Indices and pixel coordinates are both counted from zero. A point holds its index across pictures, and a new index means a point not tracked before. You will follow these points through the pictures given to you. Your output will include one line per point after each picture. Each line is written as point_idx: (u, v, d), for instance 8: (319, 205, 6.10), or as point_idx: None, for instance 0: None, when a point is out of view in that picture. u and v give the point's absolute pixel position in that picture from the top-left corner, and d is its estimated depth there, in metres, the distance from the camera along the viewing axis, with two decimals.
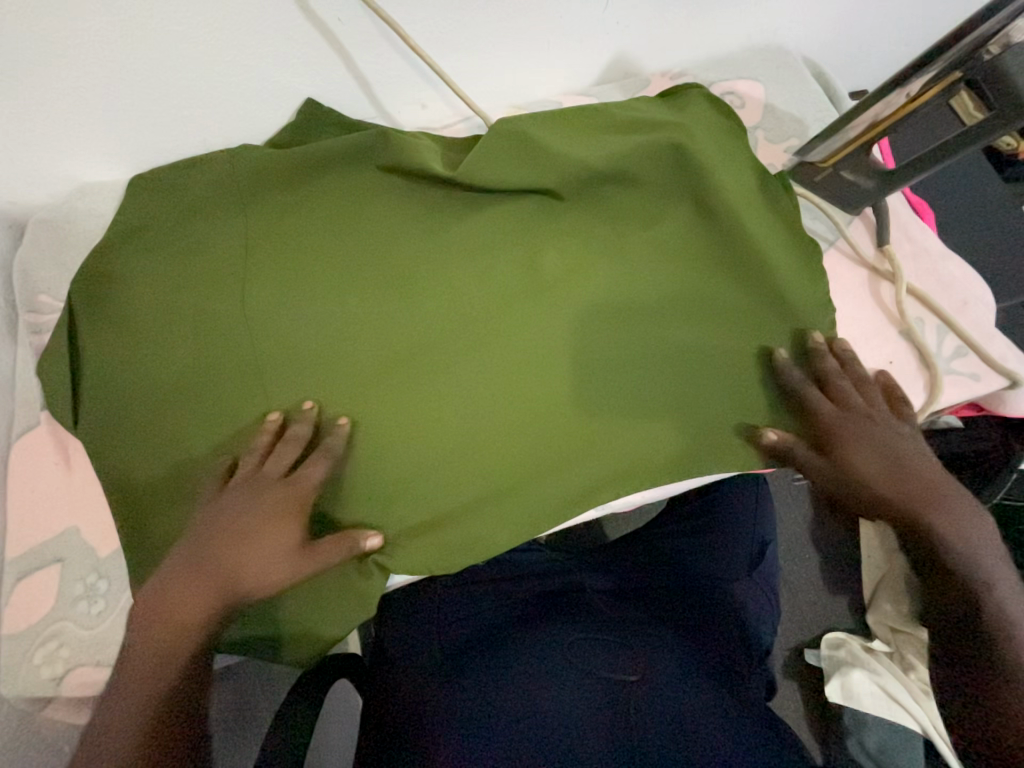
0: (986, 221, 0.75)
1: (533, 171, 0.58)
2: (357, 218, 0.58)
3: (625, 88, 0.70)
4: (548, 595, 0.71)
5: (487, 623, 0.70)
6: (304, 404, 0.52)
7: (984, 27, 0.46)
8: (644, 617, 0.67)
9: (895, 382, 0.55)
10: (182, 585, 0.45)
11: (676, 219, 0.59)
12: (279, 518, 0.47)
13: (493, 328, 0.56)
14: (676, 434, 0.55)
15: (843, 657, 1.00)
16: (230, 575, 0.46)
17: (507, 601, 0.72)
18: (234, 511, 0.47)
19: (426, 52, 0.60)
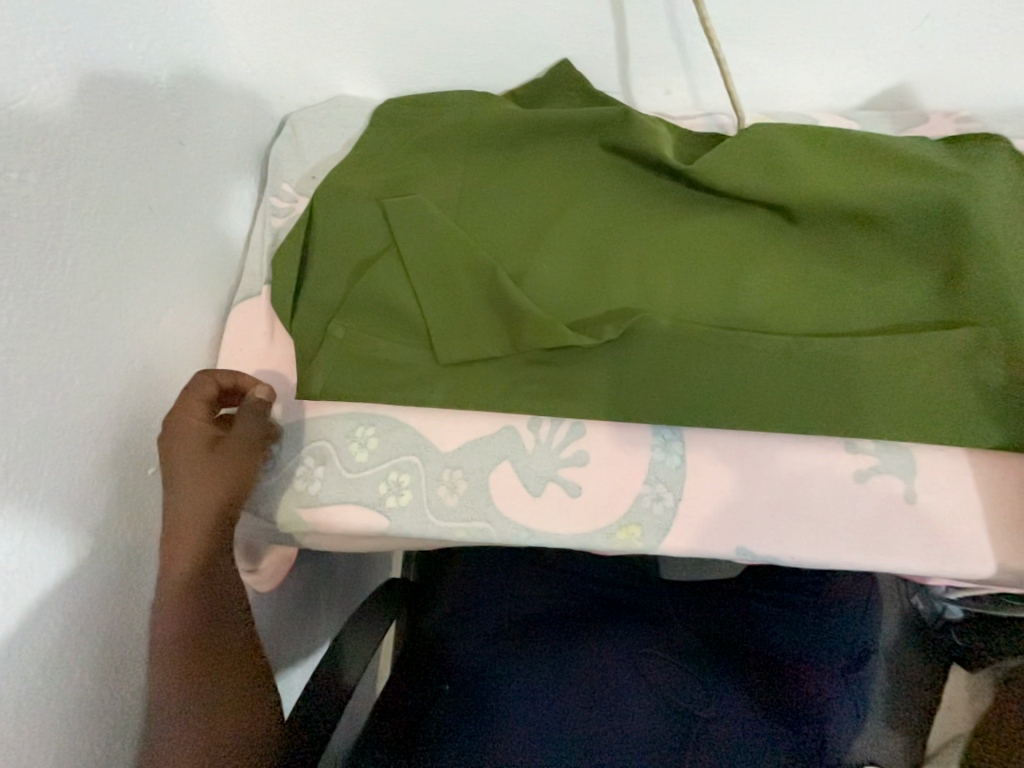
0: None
1: (770, 185, 0.55)
2: (571, 188, 0.60)
3: (897, 120, 0.62)
4: (618, 604, 0.69)
5: (555, 608, 0.68)
6: (470, 337, 0.54)
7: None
8: (717, 672, 0.62)
9: None
10: (179, 530, 0.47)
11: (915, 282, 0.53)
12: (233, 454, 0.49)
13: (674, 324, 0.53)
14: (853, 507, 0.48)
15: None
16: (194, 475, 0.47)
17: (574, 595, 0.70)
18: (171, 458, 0.47)
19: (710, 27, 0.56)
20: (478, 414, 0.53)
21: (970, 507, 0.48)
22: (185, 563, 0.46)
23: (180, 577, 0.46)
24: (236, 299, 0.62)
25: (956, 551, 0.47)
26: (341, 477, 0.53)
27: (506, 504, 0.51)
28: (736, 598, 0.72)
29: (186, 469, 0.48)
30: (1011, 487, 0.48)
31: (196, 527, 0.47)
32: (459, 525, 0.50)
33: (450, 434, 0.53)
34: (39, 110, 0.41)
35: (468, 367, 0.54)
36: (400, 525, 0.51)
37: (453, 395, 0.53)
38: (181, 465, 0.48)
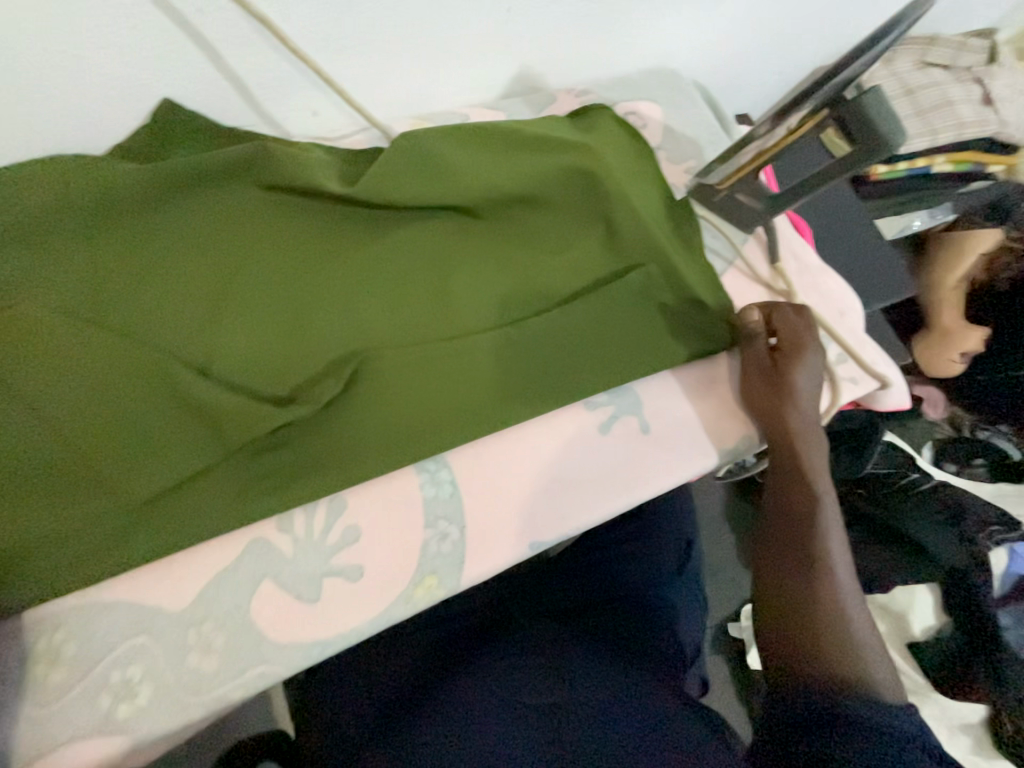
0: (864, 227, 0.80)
1: (438, 189, 0.55)
2: (235, 242, 0.52)
3: (533, 104, 0.69)
4: (480, 629, 0.65)
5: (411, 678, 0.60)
6: (158, 461, 0.43)
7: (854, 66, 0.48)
8: (583, 638, 0.62)
9: (790, 339, 0.56)
10: None
11: (588, 243, 0.59)
12: None
13: (396, 355, 0.50)
14: (607, 458, 0.53)
15: None
16: None
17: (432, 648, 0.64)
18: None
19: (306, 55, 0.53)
20: (209, 543, 0.43)
21: (687, 414, 0.57)
22: None
23: None
24: None
25: (691, 455, 0.55)
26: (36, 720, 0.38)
27: (283, 629, 0.42)
28: (584, 559, 0.76)
29: None
30: (707, 385, 0.58)
31: None
32: (232, 685, 0.41)
33: (181, 584, 0.42)
34: None
35: (171, 495, 0.43)
36: (151, 729, 0.39)
37: (163, 539, 0.42)
38: None
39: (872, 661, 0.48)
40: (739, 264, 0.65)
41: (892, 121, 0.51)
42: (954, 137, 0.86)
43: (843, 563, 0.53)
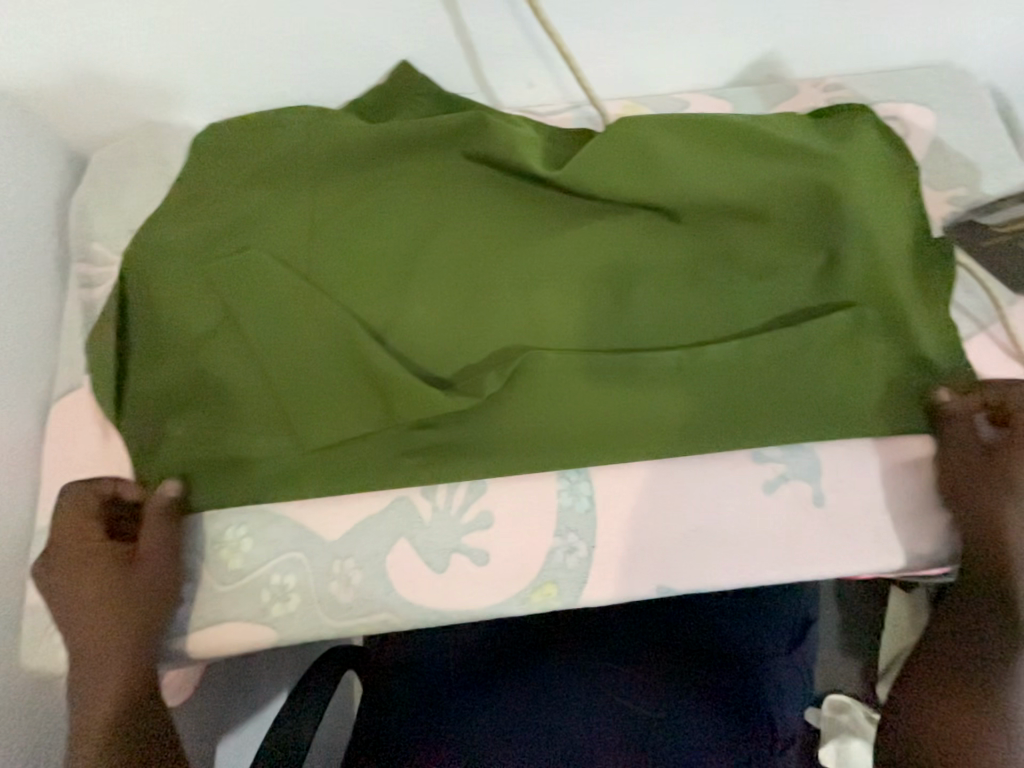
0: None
1: (645, 186, 0.51)
2: (432, 210, 0.53)
3: (767, 95, 0.59)
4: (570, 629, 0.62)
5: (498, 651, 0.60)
6: (337, 404, 0.47)
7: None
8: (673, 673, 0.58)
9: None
10: (102, 662, 0.42)
11: (803, 271, 0.50)
12: (147, 569, 0.43)
13: (562, 355, 0.48)
14: (764, 519, 0.47)
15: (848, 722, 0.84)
16: (104, 599, 0.42)
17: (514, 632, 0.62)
18: (60, 591, 0.42)
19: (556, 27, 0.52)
20: (360, 490, 0.47)
21: (876, 497, 0.48)
22: (111, 696, 0.41)
23: (106, 712, 0.41)
24: (57, 395, 0.51)
25: (868, 545, 0.47)
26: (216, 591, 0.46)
27: (411, 586, 0.45)
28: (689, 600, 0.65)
29: (93, 587, 0.42)
30: (912, 469, 0.48)
31: (118, 653, 0.42)
32: (359, 620, 0.45)
33: (336, 519, 0.47)
34: None
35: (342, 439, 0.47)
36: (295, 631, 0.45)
37: (329, 475, 0.46)
38: (87, 591, 0.42)
39: None
40: (998, 333, 0.51)
41: None
42: None
43: None
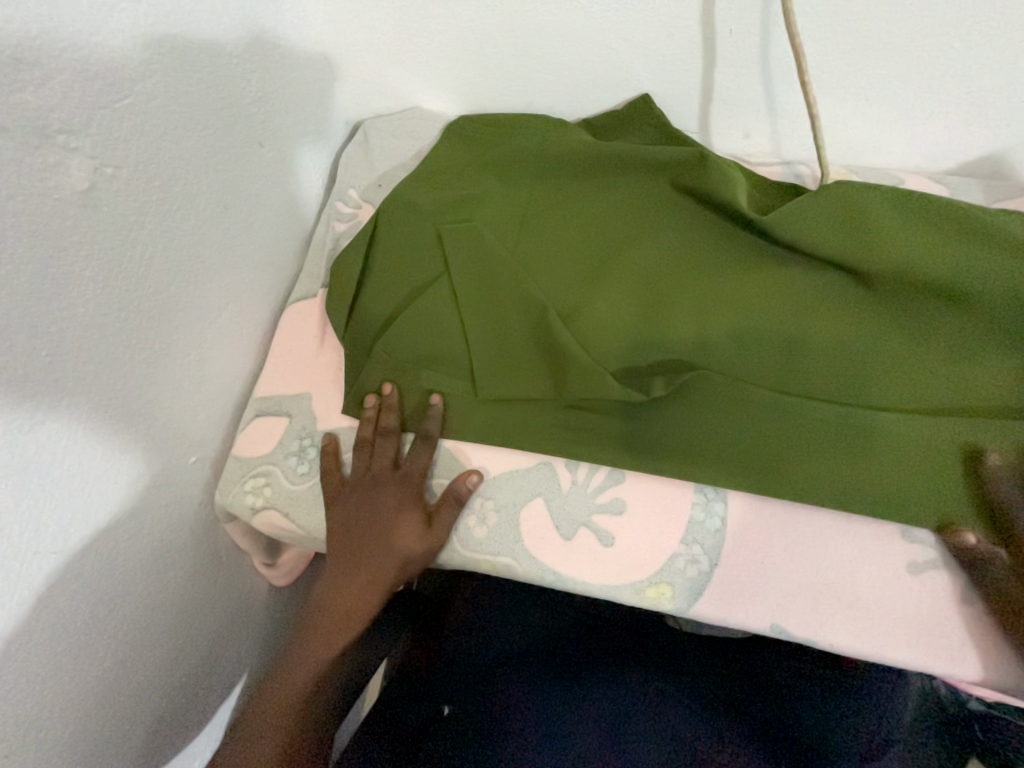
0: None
1: (849, 248, 0.53)
2: (634, 225, 0.59)
3: (989, 189, 0.59)
4: (642, 640, 0.60)
5: (561, 636, 0.60)
6: (516, 366, 0.54)
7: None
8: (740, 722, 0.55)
9: None
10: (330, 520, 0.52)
11: (999, 367, 0.49)
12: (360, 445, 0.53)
13: (728, 381, 0.51)
14: (901, 598, 0.46)
15: None
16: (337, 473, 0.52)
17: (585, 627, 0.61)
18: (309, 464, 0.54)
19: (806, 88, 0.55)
20: (515, 445, 0.52)
21: None
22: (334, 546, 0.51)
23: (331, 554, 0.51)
24: (292, 298, 0.62)
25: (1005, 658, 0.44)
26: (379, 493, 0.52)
27: (539, 543, 0.49)
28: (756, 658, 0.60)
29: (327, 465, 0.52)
30: None
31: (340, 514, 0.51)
32: (485, 557, 0.50)
33: (488, 464, 0.52)
34: (146, 96, 0.41)
35: (512, 399, 0.53)
36: (429, 547, 0.50)
37: (493, 425, 0.53)
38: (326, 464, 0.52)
39: None
40: None
41: None
42: None
43: None
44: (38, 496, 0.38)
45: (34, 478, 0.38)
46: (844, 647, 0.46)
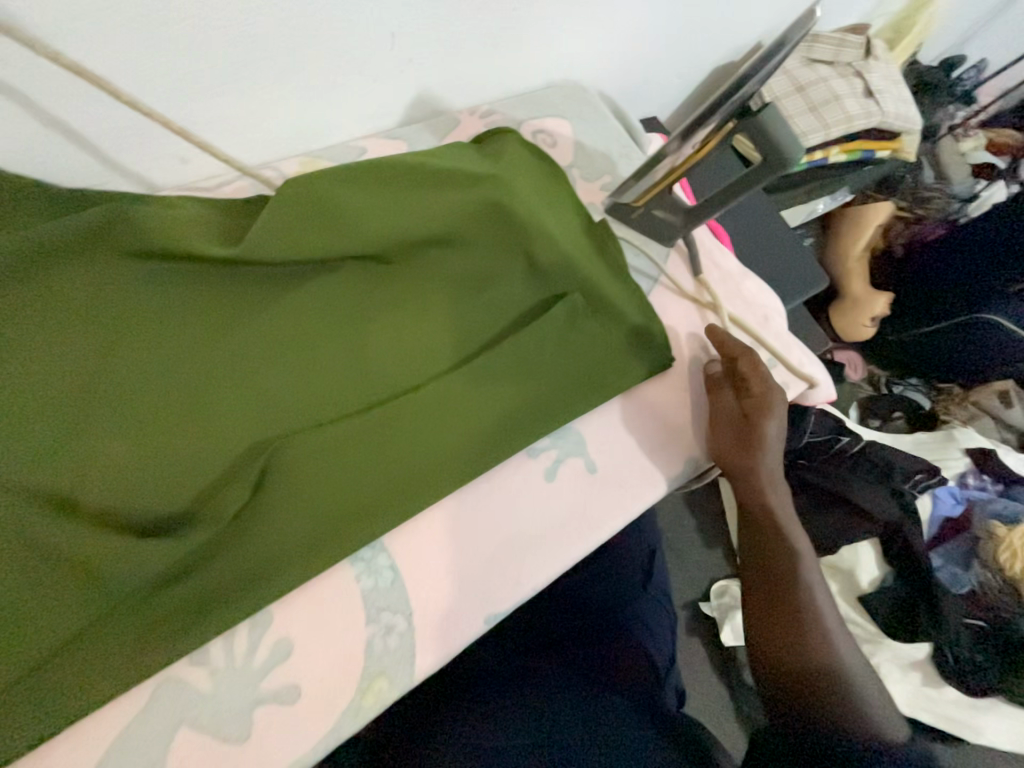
0: (774, 224, 0.82)
1: (336, 239, 0.49)
2: (89, 329, 0.44)
3: (435, 130, 0.64)
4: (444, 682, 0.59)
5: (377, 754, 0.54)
6: (24, 611, 0.36)
7: (760, 72, 0.48)
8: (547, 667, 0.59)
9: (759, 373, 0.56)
10: None
11: (511, 277, 0.55)
12: None
13: (308, 436, 0.44)
14: (556, 504, 0.50)
15: (728, 602, 1.05)
16: None
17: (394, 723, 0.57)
18: None
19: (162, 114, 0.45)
20: (97, 702, 0.36)
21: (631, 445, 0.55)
22: None
23: None
24: None
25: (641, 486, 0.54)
26: None
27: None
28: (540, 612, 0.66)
29: None
30: (645, 409, 0.57)
31: None
32: None
33: (76, 755, 0.36)
34: None
35: (50, 653, 0.36)
36: None
37: (42, 708, 0.35)
38: None
39: (863, 694, 0.50)
40: (667, 282, 0.64)
41: (792, 136, 0.51)
42: (846, 129, 0.90)
43: (827, 597, 0.55)
44: None
45: None
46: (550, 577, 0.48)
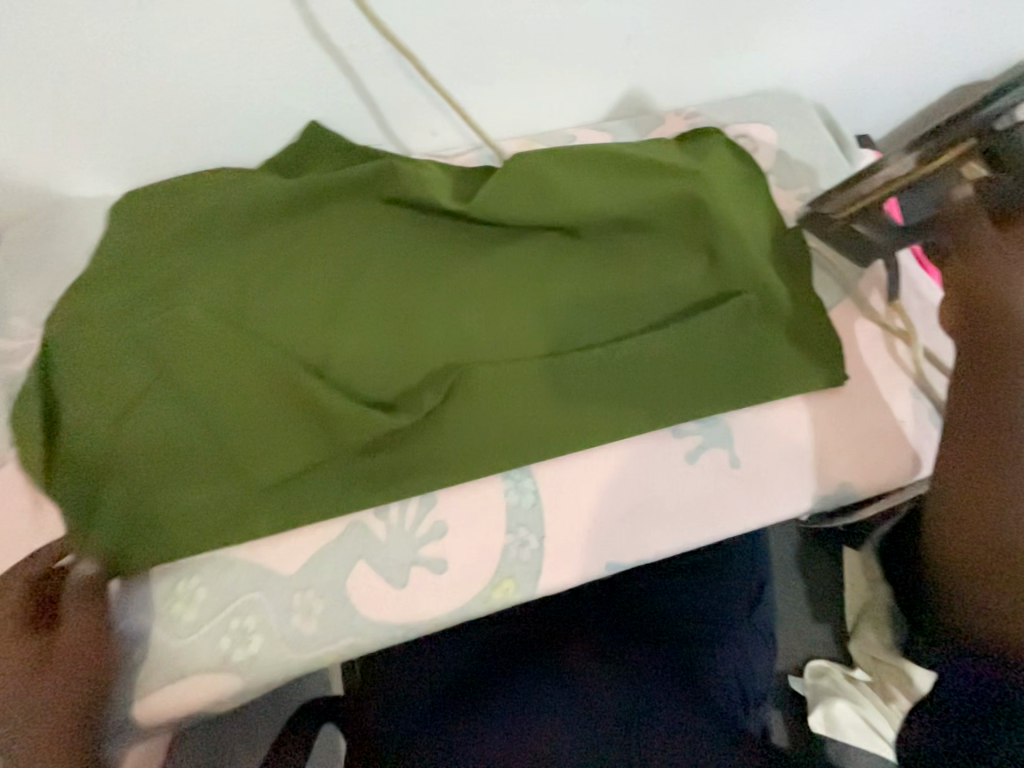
0: None
1: (546, 209, 0.57)
2: (355, 250, 0.57)
3: (639, 125, 0.69)
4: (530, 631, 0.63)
5: (466, 664, 0.61)
6: (281, 440, 0.49)
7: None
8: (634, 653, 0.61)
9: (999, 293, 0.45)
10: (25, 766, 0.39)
11: (690, 268, 0.58)
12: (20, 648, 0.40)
13: (492, 365, 0.52)
14: (692, 486, 0.52)
15: (826, 686, 0.88)
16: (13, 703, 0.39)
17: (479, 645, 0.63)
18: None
19: (438, 81, 0.58)
20: (314, 519, 0.48)
21: (778, 451, 0.54)
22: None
23: None
24: None
25: (775, 493, 0.54)
26: (182, 644, 0.44)
27: (376, 605, 0.46)
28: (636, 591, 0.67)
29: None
30: (803, 421, 0.55)
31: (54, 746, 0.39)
32: (326, 649, 0.45)
33: (291, 552, 0.47)
34: None
35: (291, 476, 0.48)
36: (259, 669, 0.44)
37: (281, 511, 0.47)
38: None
39: None
40: (857, 303, 0.61)
41: None
42: None
43: None
44: None
45: None
46: (671, 546, 0.51)
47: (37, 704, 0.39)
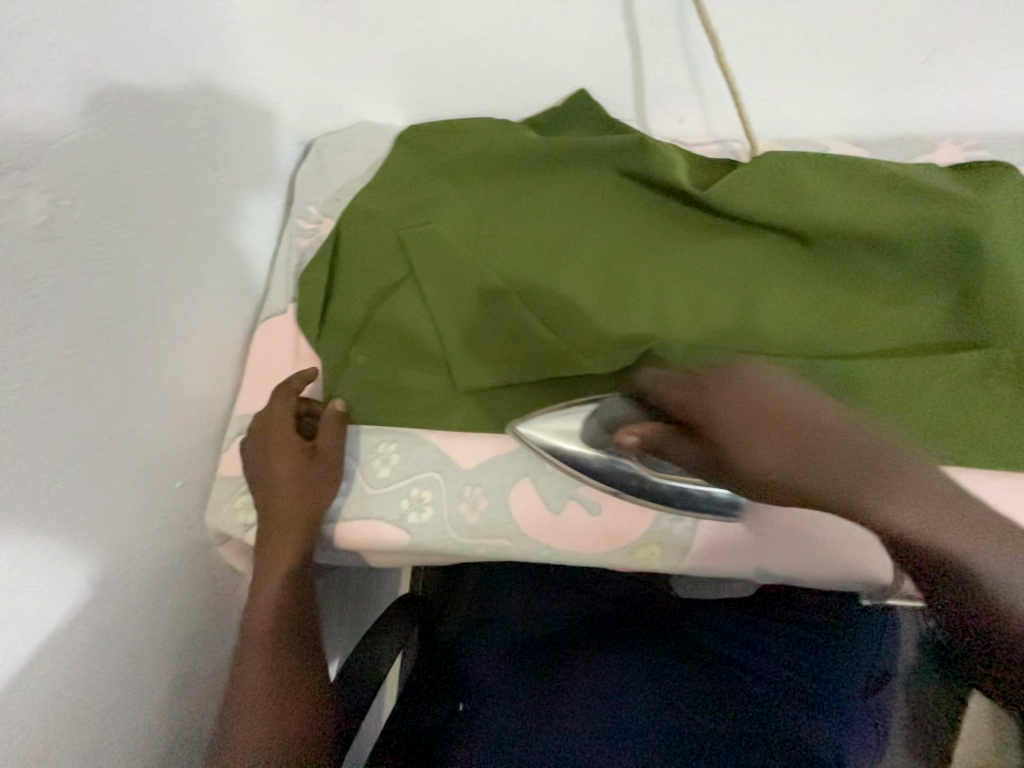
0: None
1: (789, 211, 0.56)
2: (587, 210, 0.62)
3: (907, 148, 0.64)
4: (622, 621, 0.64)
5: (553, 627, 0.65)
6: (490, 356, 0.55)
7: None
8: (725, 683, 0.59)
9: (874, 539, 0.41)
10: (264, 536, 0.50)
11: (931, 306, 0.54)
12: (284, 446, 0.51)
13: (690, 346, 0.55)
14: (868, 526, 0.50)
15: None
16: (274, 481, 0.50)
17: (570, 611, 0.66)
18: (258, 467, 0.51)
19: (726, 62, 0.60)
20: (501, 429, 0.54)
21: None
22: (284, 563, 0.49)
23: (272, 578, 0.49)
24: (262, 317, 0.62)
25: None
26: (377, 493, 0.54)
27: (534, 520, 0.51)
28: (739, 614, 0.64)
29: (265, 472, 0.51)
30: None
31: (286, 531, 0.50)
32: (484, 541, 0.51)
33: (473, 451, 0.54)
34: (82, 123, 0.40)
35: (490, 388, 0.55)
36: (429, 536, 0.52)
37: (476, 414, 0.55)
38: (264, 462, 0.51)
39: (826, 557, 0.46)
40: None
41: None
42: None
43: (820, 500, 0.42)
44: (25, 527, 0.38)
45: (24, 506, 0.38)
46: (826, 573, 0.50)
47: (294, 487, 0.50)
